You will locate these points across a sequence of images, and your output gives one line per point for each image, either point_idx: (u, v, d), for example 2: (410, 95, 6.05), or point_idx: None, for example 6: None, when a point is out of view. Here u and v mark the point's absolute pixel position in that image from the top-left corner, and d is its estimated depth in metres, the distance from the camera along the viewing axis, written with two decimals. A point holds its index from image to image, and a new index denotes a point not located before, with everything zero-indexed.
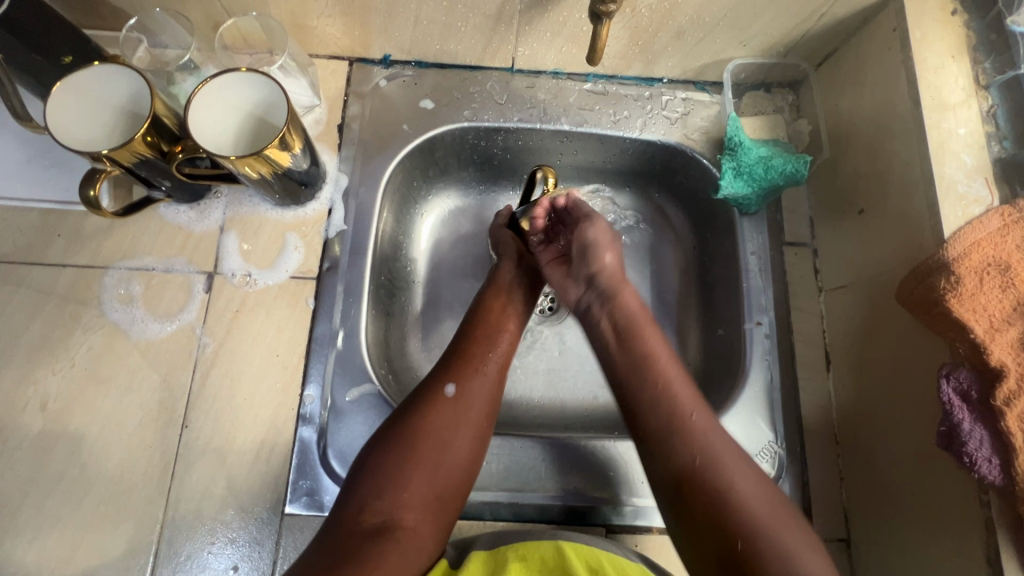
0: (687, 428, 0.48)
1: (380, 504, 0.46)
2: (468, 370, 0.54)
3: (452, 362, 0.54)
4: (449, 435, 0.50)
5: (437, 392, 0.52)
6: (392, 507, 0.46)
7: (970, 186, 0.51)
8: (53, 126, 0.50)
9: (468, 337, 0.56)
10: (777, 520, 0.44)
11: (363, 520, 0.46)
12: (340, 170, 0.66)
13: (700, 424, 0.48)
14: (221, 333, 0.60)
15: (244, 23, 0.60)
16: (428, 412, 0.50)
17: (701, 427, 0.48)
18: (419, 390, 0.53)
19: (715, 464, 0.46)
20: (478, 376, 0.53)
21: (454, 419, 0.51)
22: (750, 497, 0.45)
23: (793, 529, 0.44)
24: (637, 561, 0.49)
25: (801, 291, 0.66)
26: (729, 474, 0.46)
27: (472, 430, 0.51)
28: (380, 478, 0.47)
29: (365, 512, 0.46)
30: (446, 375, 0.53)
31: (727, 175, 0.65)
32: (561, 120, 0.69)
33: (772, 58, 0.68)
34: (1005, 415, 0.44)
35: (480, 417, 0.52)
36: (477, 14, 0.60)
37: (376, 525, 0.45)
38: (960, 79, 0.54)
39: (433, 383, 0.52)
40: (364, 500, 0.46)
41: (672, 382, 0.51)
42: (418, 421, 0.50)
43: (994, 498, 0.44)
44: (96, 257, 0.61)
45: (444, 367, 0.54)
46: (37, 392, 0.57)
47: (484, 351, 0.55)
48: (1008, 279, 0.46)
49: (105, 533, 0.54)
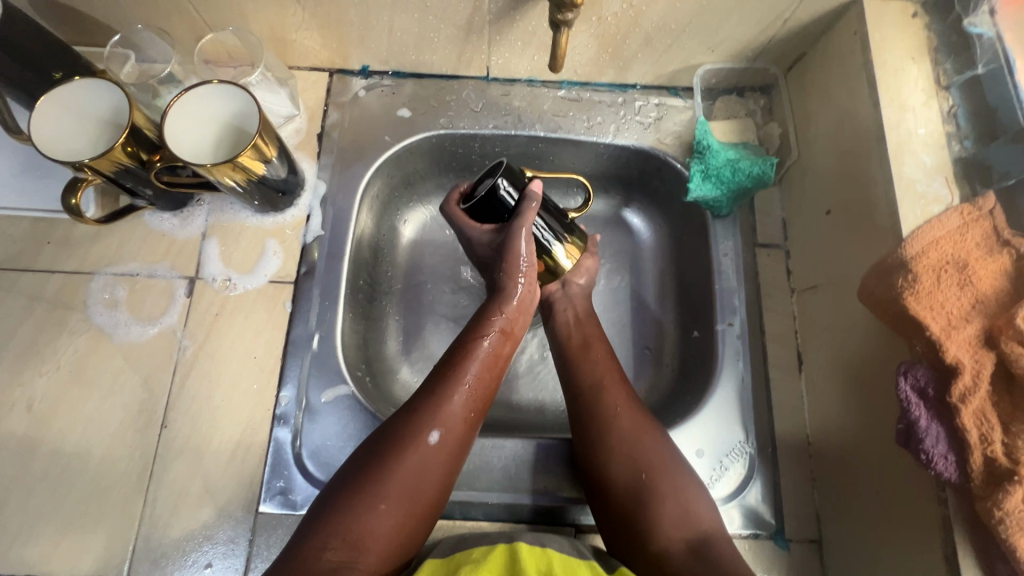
0: (615, 426, 0.54)
1: (341, 545, 0.44)
2: (448, 410, 0.50)
3: (442, 401, 0.51)
4: (423, 483, 0.48)
5: (421, 435, 0.49)
6: (352, 549, 0.44)
7: (930, 185, 0.51)
8: (37, 138, 0.53)
9: (459, 370, 0.52)
10: (694, 497, 0.51)
11: (322, 559, 0.43)
12: (319, 177, 0.68)
13: (642, 429, 0.54)
14: (201, 336, 0.61)
15: (225, 37, 0.63)
16: (408, 458, 0.48)
17: (632, 429, 0.54)
18: (403, 427, 0.49)
19: (658, 464, 0.52)
20: (464, 423, 0.51)
21: (431, 468, 0.48)
22: (678, 476, 0.51)
23: (705, 504, 0.51)
24: (590, 557, 0.50)
25: (773, 292, 0.66)
26: (658, 453, 0.52)
27: (446, 478, 0.50)
28: (346, 519, 0.45)
29: (325, 551, 0.44)
30: (434, 418, 0.50)
31: (695, 178, 0.67)
32: (535, 126, 0.71)
33: (742, 63, 0.69)
34: (961, 412, 0.44)
35: (452, 458, 0.50)
36: (448, 25, 0.62)
37: (332, 566, 0.43)
38: (920, 81, 0.55)
39: (420, 426, 0.49)
40: (326, 538, 0.44)
41: (606, 383, 0.57)
42: (395, 464, 0.47)
43: (951, 495, 0.44)
44: (83, 263, 0.63)
45: (430, 406, 0.50)
46: (24, 393, 0.59)
47: (474, 388, 0.52)
48: (966, 277, 0.47)
49: (85, 530, 0.55)
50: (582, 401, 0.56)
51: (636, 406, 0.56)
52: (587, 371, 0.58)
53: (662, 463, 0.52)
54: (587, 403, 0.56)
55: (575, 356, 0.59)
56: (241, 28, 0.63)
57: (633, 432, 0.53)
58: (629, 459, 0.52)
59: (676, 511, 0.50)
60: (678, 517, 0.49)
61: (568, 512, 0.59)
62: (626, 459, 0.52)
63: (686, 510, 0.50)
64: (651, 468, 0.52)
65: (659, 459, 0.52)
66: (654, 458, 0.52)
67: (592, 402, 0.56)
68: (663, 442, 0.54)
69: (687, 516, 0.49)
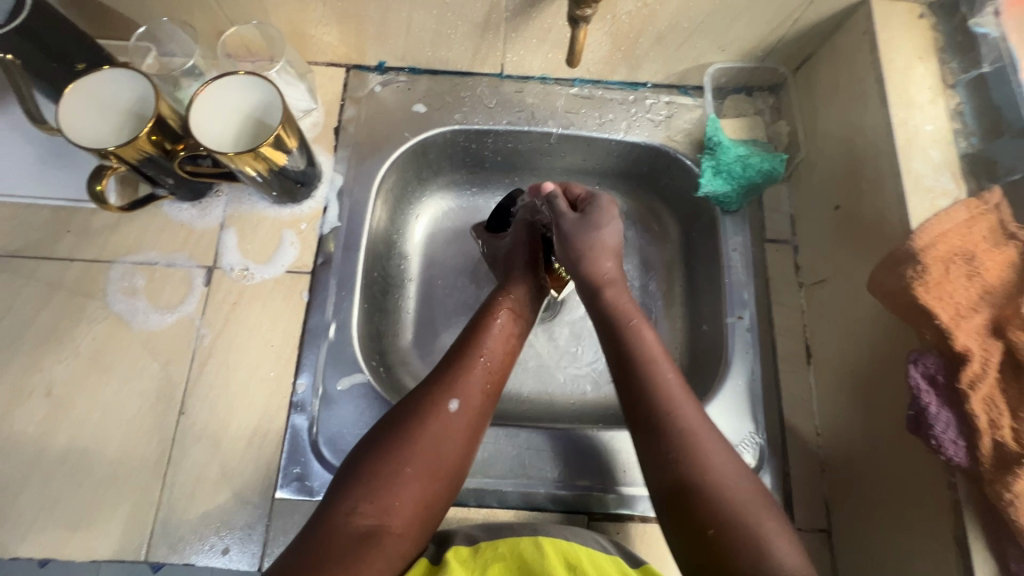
0: (689, 453, 0.47)
1: (370, 509, 0.45)
2: (468, 382, 0.53)
3: (461, 375, 0.53)
4: (447, 450, 0.49)
5: (443, 403, 0.51)
6: (381, 514, 0.45)
7: (938, 179, 0.53)
8: (63, 124, 0.53)
9: (477, 346, 0.56)
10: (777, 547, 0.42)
11: (350, 523, 0.44)
12: (335, 170, 0.69)
13: (717, 469, 0.46)
14: (219, 324, 0.62)
15: (245, 31, 0.64)
16: (431, 424, 0.50)
17: (705, 456, 0.47)
18: (425, 395, 0.52)
19: (725, 512, 0.44)
20: (484, 395, 0.54)
21: (454, 435, 0.50)
22: (754, 517, 0.44)
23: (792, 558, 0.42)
24: (613, 552, 0.51)
25: (782, 287, 0.68)
26: (733, 493, 0.45)
27: (467, 449, 0.51)
28: (373, 484, 0.46)
29: (354, 515, 0.45)
30: (455, 387, 0.52)
31: (706, 173, 0.68)
32: (548, 123, 0.72)
33: (751, 63, 0.70)
34: (970, 398, 0.45)
35: (474, 430, 0.52)
36: (466, 22, 0.63)
37: (362, 530, 0.44)
38: (926, 79, 0.56)
39: (441, 394, 0.52)
40: (355, 503, 0.45)
41: (678, 409, 0.49)
42: (418, 429, 0.49)
43: (961, 480, 0.46)
44: (102, 251, 0.64)
45: (450, 377, 0.53)
46: (43, 379, 0.59)
47: (488, 363, 0.55)
48: (973, 268, 0.48)
49: (103, 515, 0.56)
50: (640, 432, 0.50)
51: (711, 429, 0.49)
52: (642, 398, 0.51)
53: (727, 503, 0.45)
54: (647, 436, 0.49)
55: (631, 380, 0.52)
56: (263, 22, 0.64)
57: (695, 467, 0.46)
58: (696, 502, 0.45)
59: (751, 563, 0.42)
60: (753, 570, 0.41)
61: (581, 501, 0.60)
62: (693, 499, 0.45)
63: (764, 560, 0.42)
64: (721, 519, 0.44)
65: (726, 502, 0.45)
66: (727, 500, 0.45)
67: (652, 437, 0.49)
68: (733, 477, 0.46)
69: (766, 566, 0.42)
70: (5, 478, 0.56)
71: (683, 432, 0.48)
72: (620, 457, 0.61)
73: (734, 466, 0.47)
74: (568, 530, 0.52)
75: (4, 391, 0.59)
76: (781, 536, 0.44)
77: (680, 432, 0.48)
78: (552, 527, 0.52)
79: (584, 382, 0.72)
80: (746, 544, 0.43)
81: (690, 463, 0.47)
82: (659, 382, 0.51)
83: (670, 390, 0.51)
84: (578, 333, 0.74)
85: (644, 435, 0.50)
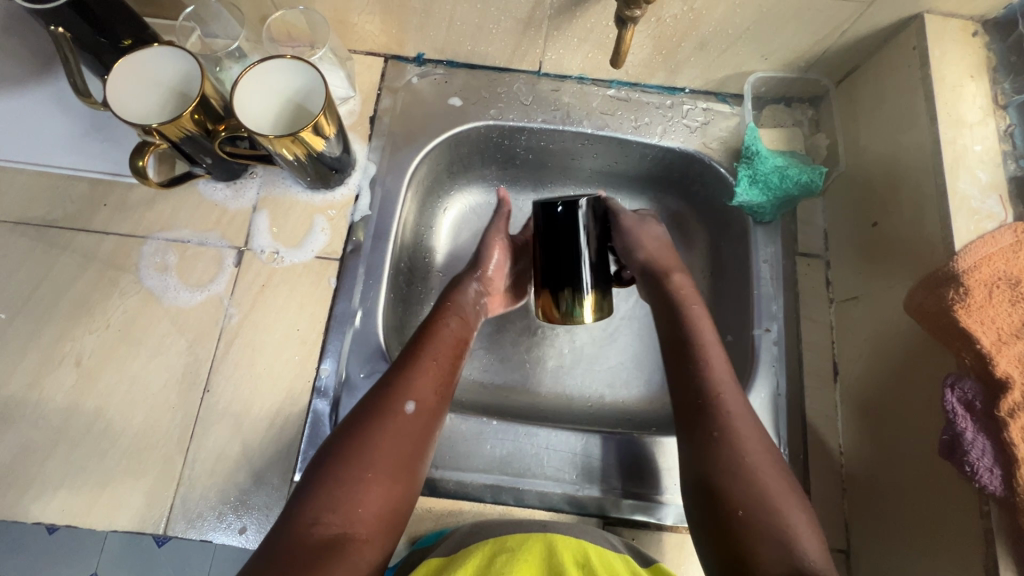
0: (714, 445, 0.51)
1: (333, 518, 0.45)
2: (421, 385, 0.54)
3: (413, 376, 0.54)
4: (405, 452, 0.50)
5: (396, 407, 0.52)
6: (345, 522, 0.45)
7: (984, 202, 0.52)
8: (112, 100, 0.54)
9: (426, 349, 0.57)
10: (798, 527, 0.47)
11: (314, 533, 0.44)
12: (369, 159, 0.69)
13: (754, 457, 0.51)
14: (247, 305, 0.63)
15: (290, 16, 0.64)
16: (387, 428, 0.50)
17: (744, 447, 0.51)
18: (378, 402, 0.52)
19: (756, 497, 0.48)
20: (439, 398, 0.54)
21: (408, 438, 0.51)
22: (781, 499, 0.48)
23: (812, 540, 0.46)
24: (624, 551, 0.51)
25: (812, 301, 0.66)
26: (765, 481, 0.49)
27: (422, 448, 0.52)
28: (335, 492, 0.46)
29: (317, 526, 0.45)
30: (406, 391, 0.53)
31: (742, 182, 0.67)
32: (583, 123, 0.71)
33: (793, 73, 0.69)
34: (1009, 426, 0.44)
35: (426, 431, 0.52)
36: (508, 17, 0.63)
37: (327, 539, 0.44)
38: (978, 98, 0.55)
39: (394, 398, 0.52)
40: (318, 513, 0.45)
41: (723, 394, 0.54)
42: (375, 433, 0.50)
43: (995, 509, 0.45)
44: (137, 226, 0.64)
45: (403, 380, 0.53)
46: (73, 349, 0.60)
47: (439, 364, 0.56)
48: (1018, 294, 0.47)
49: (125, 485, 0.57)
50: (687, 416, 0.55)
51: (749, 418, 0.53)
52: (692, 384, 0.56)
53: (758, 488, 0.49)
54: (689, 416, 0.54)
55: (681, 369, 0.57)
56: (309, 8, 0.64)
57: (735, 453, 0.51)
58: (729, 486, 0.49)
59: (777, 546, 0.45)
60: (780, 553, 0.45)
61: (598, 504, 0.59)
62: (722, 489, 0.49)
63: (791, 542, 0.45)
64: (750, 501, 0.48)
65: (762, 490, 0.49)
66: (757, 482, 0.49)
67: (701, 417, 0.54)
68: (772, 463, 0.51)
69: (791, 549, 0.45)
70: (31, 444, 0.57)
71: (728, 418, 0.53)
72: (647, 461, 0.60)
73: (768, 459, 0.51)
74: (578, 528, 0.53)
75: (33, 358, 0.60)
76: (800, 510, 0.48)
77: (724, 419, 0.53)
78: (568, 527, 0.53)
79: (602, 386, 0.71)
80: (769, 526, 0.47)
81: (730, 447, 0.51)
82: (706, 371, 0.56)
83: (715, 377, 0.55)
84: (599, 339, 0.74)
85: (689, 417, 0.54)
